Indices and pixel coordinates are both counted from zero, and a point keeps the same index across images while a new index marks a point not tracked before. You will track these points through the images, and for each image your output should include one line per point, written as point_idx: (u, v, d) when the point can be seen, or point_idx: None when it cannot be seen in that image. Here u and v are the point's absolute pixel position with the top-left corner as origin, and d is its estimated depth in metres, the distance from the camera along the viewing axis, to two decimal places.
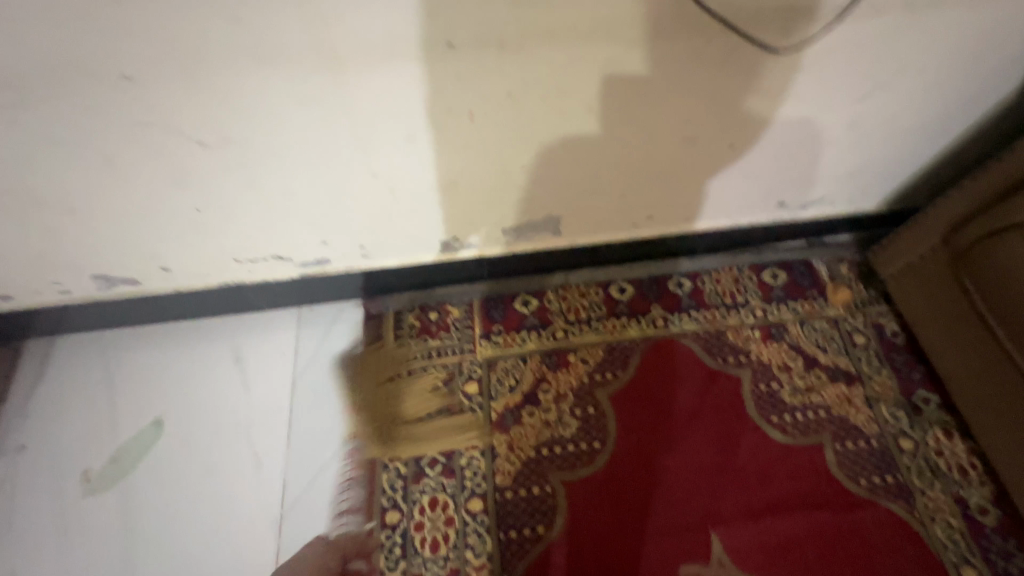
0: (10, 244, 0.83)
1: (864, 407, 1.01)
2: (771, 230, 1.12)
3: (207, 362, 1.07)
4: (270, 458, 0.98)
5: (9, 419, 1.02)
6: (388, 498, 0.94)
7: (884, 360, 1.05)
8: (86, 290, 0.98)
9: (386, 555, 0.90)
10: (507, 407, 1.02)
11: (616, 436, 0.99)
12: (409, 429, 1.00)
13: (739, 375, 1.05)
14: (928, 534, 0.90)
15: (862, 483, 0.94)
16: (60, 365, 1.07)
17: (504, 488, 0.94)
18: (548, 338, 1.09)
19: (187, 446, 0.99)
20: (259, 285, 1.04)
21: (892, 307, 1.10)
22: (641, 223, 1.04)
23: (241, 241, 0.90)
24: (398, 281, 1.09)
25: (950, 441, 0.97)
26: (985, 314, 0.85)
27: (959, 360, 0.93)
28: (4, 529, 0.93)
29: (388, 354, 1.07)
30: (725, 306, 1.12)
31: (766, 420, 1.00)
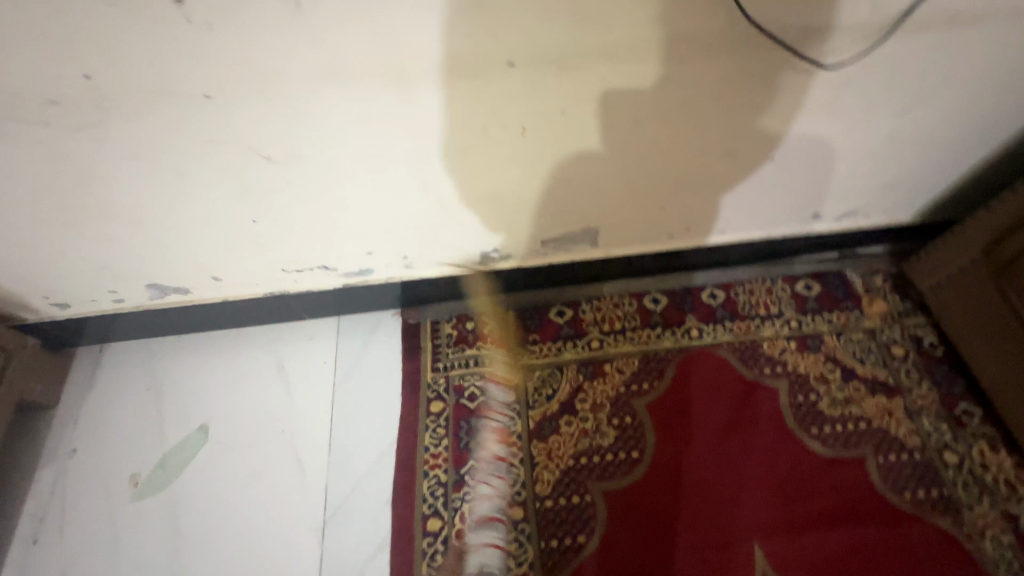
0: (76, 254, 0.87)
1: (905, 419, 1.00)
2: (805, 241, 1.13)
3: (251, 370, 1.10)
4: (312, 464, 1.00)
5: (60, 424, 1.06)
6: (429, 505, 0.95)
7: (924, 372, 1.05)
8: (139, 299, 1.02)
9: (428, 563, 0.90)
10: (545, 417, 1.03)
11: (655, 447, 0.99)
12: (449, 437, 1.01)
13: (776, 386, 1.05)
14: (977, 550, 0.89)
15: (906, 497, 0.93)
16: (110, 371, 1.10)
17: (543, 497, 0.95)
18: (583, 348, 1.10)
19: (231, 452, 1.02)
20: (303, 295, 1.07)
21: (930, 318, 1.10)
22: (677, 235, 1.05)
23: (290, 252, 0.93)
24: (435, 291, 1.12)
25: (996, 455, 0.96)
26: None
27: (1004, 373, 0.93)
28: (57, 531, 0.96)
29: (426, 363, 1.09)
30: (760, 317, 1.13)
31: (806, 432, 1.00)
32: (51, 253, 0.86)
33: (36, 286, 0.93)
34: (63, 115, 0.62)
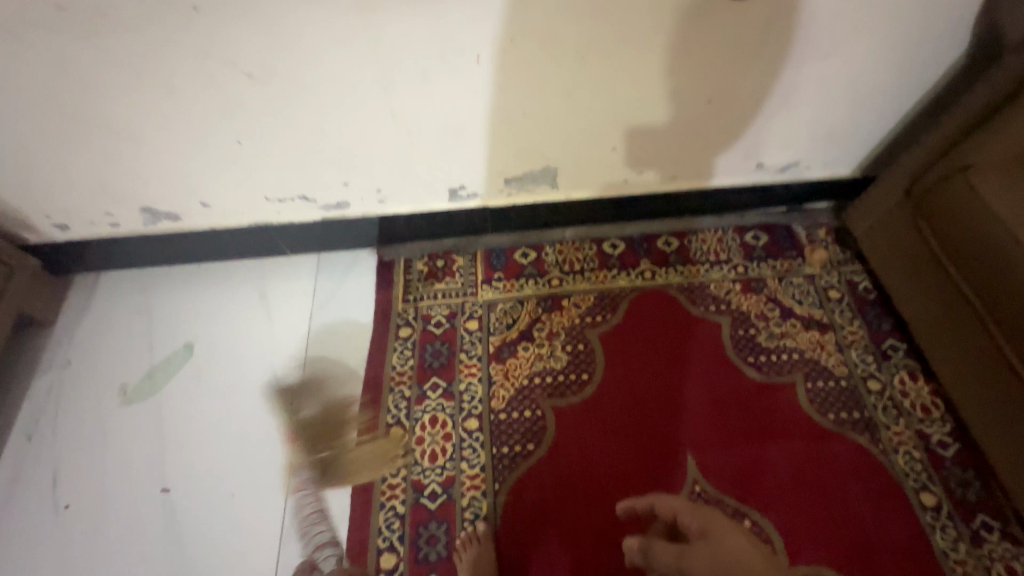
0: (75, 171, 0.95)
1: (835, 352, 1.09)
2: (753, 193, 1.22)
3: (236, 298, 1.18)
4: (288, 378, 1.08)
5: (56, 340, 1.13)
6: (393, 415, 1.03)
7: (856, 312, 1.13)
8: (134, 225, 1.10)
9: (389, 464, 0.98)
10: (504, 342, 1.11)
11: (603, 370, 1.08)
12: (415, 358, 1.09)
13: (719, 321, 1.13)
14: (890, 463, 0.97)
15: (831, 417, 1.02)
16: (104, 295, 1.19)
17: (499, 410, 1.03)
18: (543, 285, 1.18)
19: (214, 367, 1.10)
20: (285, 227, 1.15)
21: (866, 266, 1.18)
22: (631, 179, 1.14)
23: (272, 178, 1.02)
24: (410, 231, 1.20)
25: (915, 383, 1.04)
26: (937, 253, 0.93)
27: (922, 306, 1.01)
28: (50, 432, 1.03)
29: (398, 294, 1.18)
30: (710, 262, 1.21)
31: (743, 359, 1.08)
32: (55, 169, 0.95)
33: (40, 203, 1.02)
34: (70, 21, 0.72)
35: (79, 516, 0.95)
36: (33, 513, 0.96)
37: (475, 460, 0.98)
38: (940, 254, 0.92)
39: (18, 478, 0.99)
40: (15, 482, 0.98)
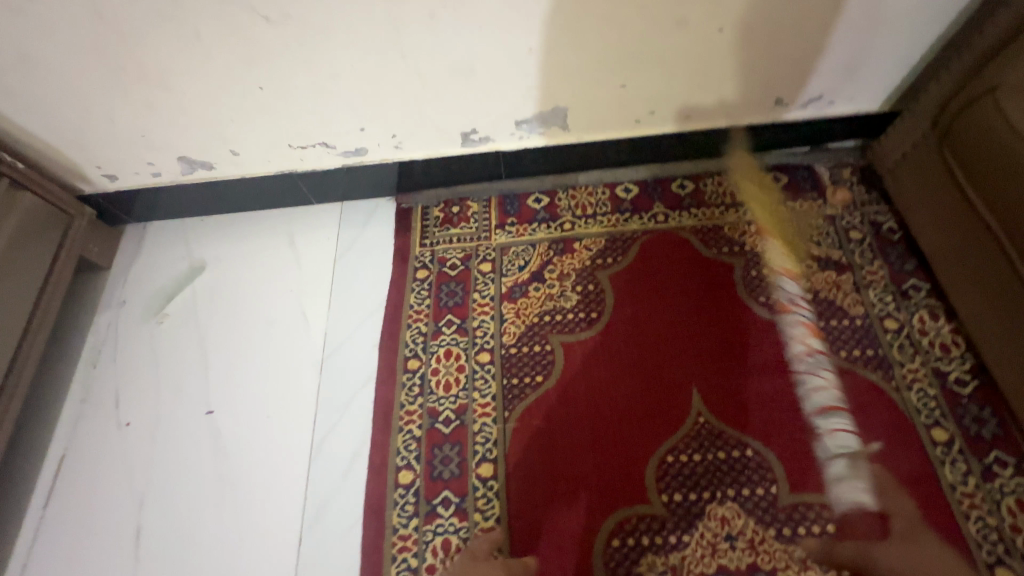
0: (118, 121, 1.04)
1: (853, 292, 1.07)
2: (773, 132, 1.18)
3: (268, 244, 1.27)
4: (315, 316, 1.16)
5: (113, 282, 1.25)
6: (410, 349, 1.09)
7: (877, 253, 1.10)
8: (173, 175, 1.19)
9: (407, 392, 1.05)
10: (517, 283, 1.15)
11: (612, 309, 1.10)
12: (431, 297, 1.15)
13: (732, 263, 1.13)
14: (902, 399, 0.96)
15: (842, 354, 1.01)
16: (152, 243, 1.30)
17: (510, 345, 1.08)
18: (556, 229, 1.21)
19: (251, 306, 1.19)
20: (309, 175, 1.22)
21: (891, 206, 1.14)
22: (643, 120, 1.13)
23: (294, 125, 1.07)
24: (426, 178, 1.25)
25: (935, 322, 1.02)
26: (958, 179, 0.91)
27: (944, 241, 0.98)
28: (111, 360, 1.15)
29: (416, 239, 1.23)
30: (725, 205, 1.20)
31: (754, 299, 1.08)
32: (100, 119, 1.03)
33: (90, 153, 1.11)
34: None
35: (137, 433, 1.07)
36: (98, 429, 1.08)
37: (487, 390, 1.04)
38: (962, 178, 0.90)
39: (86, 400, 1.11)
40: (84, 403, 1.11)
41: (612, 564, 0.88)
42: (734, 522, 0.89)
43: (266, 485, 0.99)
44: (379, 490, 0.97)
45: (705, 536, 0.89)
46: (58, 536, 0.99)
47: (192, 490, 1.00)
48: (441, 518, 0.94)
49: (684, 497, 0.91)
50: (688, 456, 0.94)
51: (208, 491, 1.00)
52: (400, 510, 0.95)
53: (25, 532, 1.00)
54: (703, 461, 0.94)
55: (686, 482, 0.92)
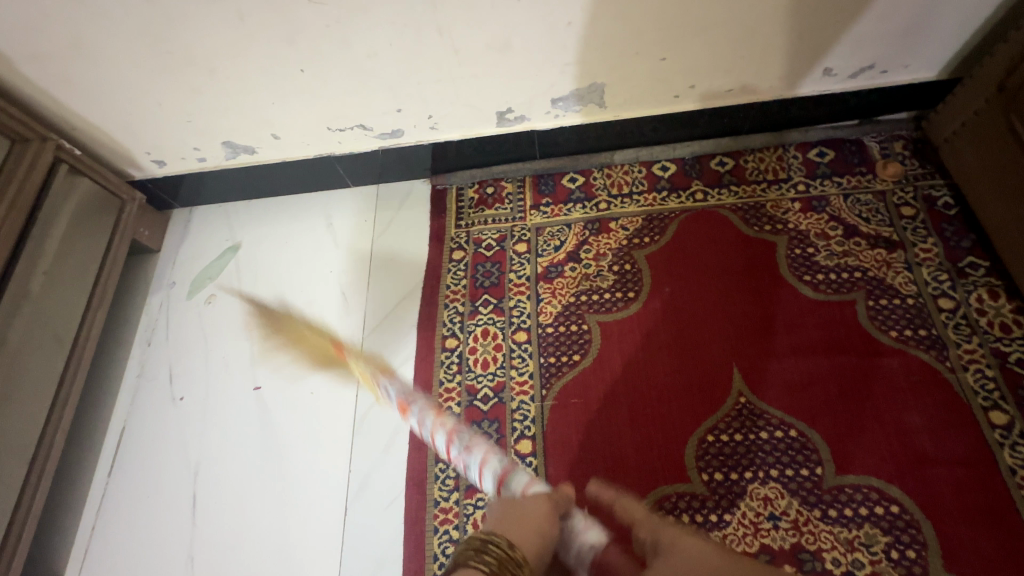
0: (166, 105, 1.07)
1: (904, 270, 1.02)
2: (819, 105, 1.13)
3: (307, 227, 1.30)
4: (354, 296, 1.19)
5: (162, 265, 1.31)
6: (448, 328, 1.11)
7: (931, 229, 1.05)
8: (217, 159, 1.23)
9: (445, 370, 1.07)
10: (552, 263, 1.15)
11: (650, 288, 1.09)
12: (467, 277, 1.16)
13: (774, 241, 1.10)
14: (957, 380, 0.92)
15: (892, 334, 0.97)
16: (198, 227, 1.34)
17: (547, 324, 1.08)
18: (591, 209, 1.19)
19: (293, 286, 1.23)
20: (346, 158, 1.24)
21: (947, 180, 1.09)
22: (683, 94, 1.10)
23: (333, 106, 1.09)
24: (460, 159, 1.25)
25: (995, 301, 0.97)
26: None
27: (1007, 214, 0.93)
28: (164, 339, 1.21)
29: (451, 220, 1.24)
30: (767, 182, 1.16)
31: (798, 278, 1.05)
32: (150, 105, 1.07)
33: (140, 139, 1.15)
34: None
35: (190, 407, 1.12)
36: (154, 403, 1.13)
37: (524, 369, 1.04)
38: None
39: (142, 376, 1.17)
40: (140, 379, 1.17)
41: None
42: (776, 503, 0.88)
43: (312, 457, 1.03)
44: (419, 465, 0.99)
45: (747, 516, 0.87)
46: (120, 501, 1.05)
47: (243, 461, 1.05)
48: (481, 492, 0.95)
49: (724, 476, 0.90)
50: (729, 435, 0.93)
51: (258, 462, 1.04)
52: (440, 484, 0.97)
53: (91, 498, 1.06)
54: (744, 440, 0.93)
55: (727, 461, 0.91)
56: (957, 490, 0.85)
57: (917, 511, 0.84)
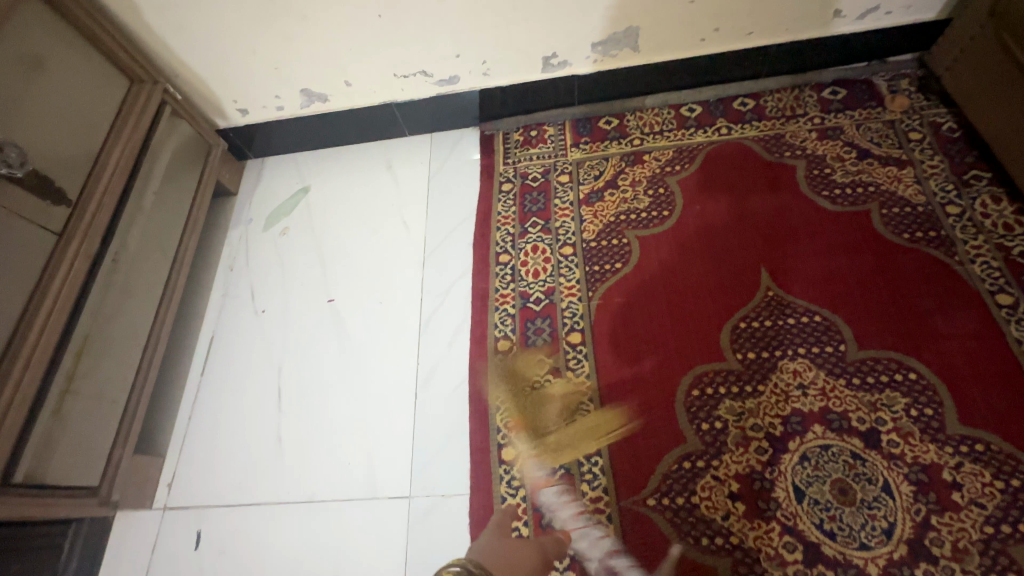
0: (259, 53, 1.24)
1: (913, 184, 1.14)
2: (831, 46, 1.27)
3: (369, 170, 1.45)
4: (414, 224, 1.33)
5: (240, 205, 1.46)
6: (501, 246, 1.24)
7: (938, 149, 1.17)
8: (294, 108, 1.39)
9: (501, 279, 1.19)
10: (593, 190, 1.28)
11: (683, 206, 1.21)
12: (516, 205, 1.29)
13: (793, 164, 1.22)
14: (965, 271, 1.03)
15: (905, 236, 1.08)
16: (271, 173, 1.51)
17: (590, 240, 1.21)
18: (627, 144, 1.33)
19: (358, 218, 1.37)
20: (406, 105, 1.39)
21: (950, 108, 1.21)
22: (708, 38, 1.25)
23: (400, 53, 1.25)
24: (507, 105, 1.40)
25: (997, 205, 1.08)
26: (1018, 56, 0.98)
27: (1002, 124, 1.05)
28: (244, 264, 1.35)
29: (500, 158, 1.38)
30: (786, 117, 1.29)
31: (817, 193, 1.17)
32: (244, 52, 1.24)
33: (231, 87, 1.33)
34: None
35: (271, 317, 1.25)
36: (238, 315, 1.27)
37: (572, 277, 1.16)
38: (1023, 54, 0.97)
39: (226, 294, 1.31)
40: (225, 296, 1.31)
41: (692, 409, 0.98)
42: (804, 375, 0.98)
43: (384, 353, 1.16)
44: (480, 355, 1.11)
45: (779, 385, 0.98)
46: (210, 396, 1.17)
47: (323, 358, 1.18)
48: (537, 376, 1.07)
49: (756, 354, 1.01)
50: (760, 322, 1.04)
51: (335, 359, 1.17)
52: (500, 370, 1.08)
53: (187, 394, 1.18)
54: (774, 326, 1.03)
55: (759, 345, 1.02)
56: (968, 359, 0.94)
57: (932, 376, 0.94)
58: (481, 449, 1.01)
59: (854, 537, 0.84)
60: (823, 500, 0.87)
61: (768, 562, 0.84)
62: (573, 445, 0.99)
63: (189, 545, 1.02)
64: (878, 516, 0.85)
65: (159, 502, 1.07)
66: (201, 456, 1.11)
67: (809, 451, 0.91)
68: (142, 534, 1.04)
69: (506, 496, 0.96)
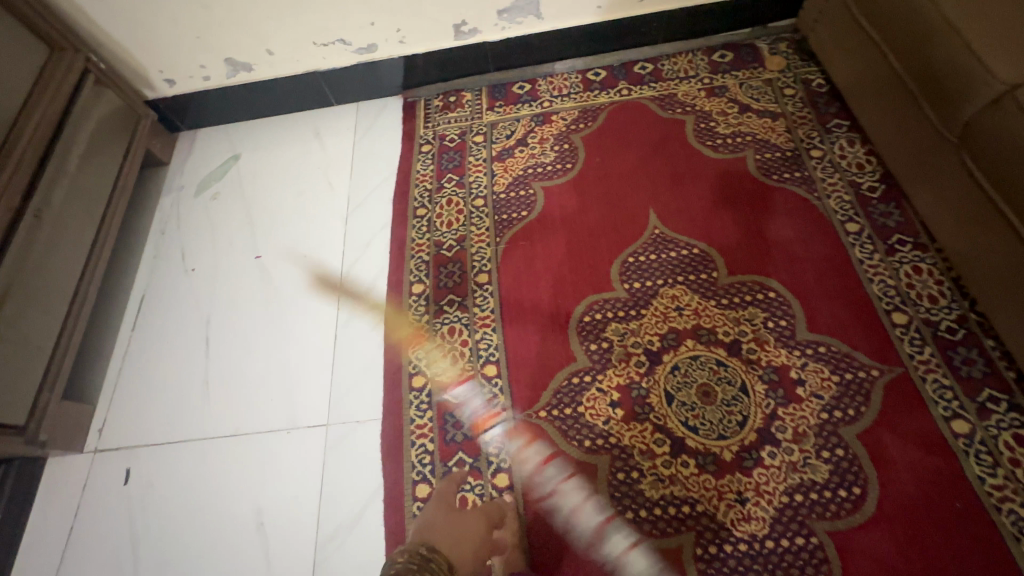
0: (179, 22, 1.30)
1: (784, 132, 1.27)
2: (716, 13, 1.40)
3: (298, 137, 1.52)
4: (339, 184, 1.41)
5: (172, 173, 1.51)
6: (419, 200, 1.33)
7: (807, 102, 1.30)
8: (220, 78, 1.45)
9: (418, 230, 1.28)
10: (505, 148, 1.38)
11: (584, 159, 1.32)
12: (434, 163, 1.38)
13: (683, 120, 1.34)
14: (822, 205, 1.16)
15: (774, 178, 1.21)
16: (201, 143, 1.56)
17: (500, 192, 1.30)
18: (537, 107, 1.43)
19: (287, 182, 1.44)
20: (330, 75, 1.47)
21: (819, 67, 1.35)
22: (604, 5, 1.36)
23: (317, 21, 1.32)
24: (426, 73, 1.49)
25: (853, 148, 1.22)
26: (855, 10, 1.12)
27: (850, 75, 1.19)
28: (175, 227, 1.40)
29: (421, 123, 1.47)
30: (679, 78, 1.41)
31: (702, 143, 1.29)
32: (164, 21, 1.29)
33: (156, 57, 1.38)
34: None
35: (200, 274, 1.31)
36: (168, 273, 1.33)
37: (482, 225, 1.26)
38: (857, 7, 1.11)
39: (157, 255, 1.36)
40: (156, 257, 1.36)
41: (583, 332, 1.09)
42: (681, 299, 1.10)
43: (307, 300, 1.23)
44: (396, 298, 1.19)
45: (659, 308, 1.09)
46: (140, 348, 1.23)
47: (248, 308, 1.24)
48: (447, 313, 1.16)
49: (641, 284, 1.12)
50: (646, 255, 1.16)
51: (260, 310, 1.24)
52: (414, 309, 1.17)
53: (118, 347, 1.24)
54: (657, 258, 1.15)
55: (644, 275, 1.13)
56: (818, 278, 1.08)
57: (788, 294, 1.07)
58: (394, 378, 1.10)
59: (713, 430, 0.96)
60: (689, 402, 0.99)
61: (640, 455, 0.96)
62: (476, 369, 1.08)
63: (119, 481, 1.08)
64: (734, 411, 0.97)
65: (90, 446, 1.13)
66: (130, 403, 1.16)
67: (680, 362, 1.03)
68: (72, 476, 1.10)
69: (413, 418, 1.05)
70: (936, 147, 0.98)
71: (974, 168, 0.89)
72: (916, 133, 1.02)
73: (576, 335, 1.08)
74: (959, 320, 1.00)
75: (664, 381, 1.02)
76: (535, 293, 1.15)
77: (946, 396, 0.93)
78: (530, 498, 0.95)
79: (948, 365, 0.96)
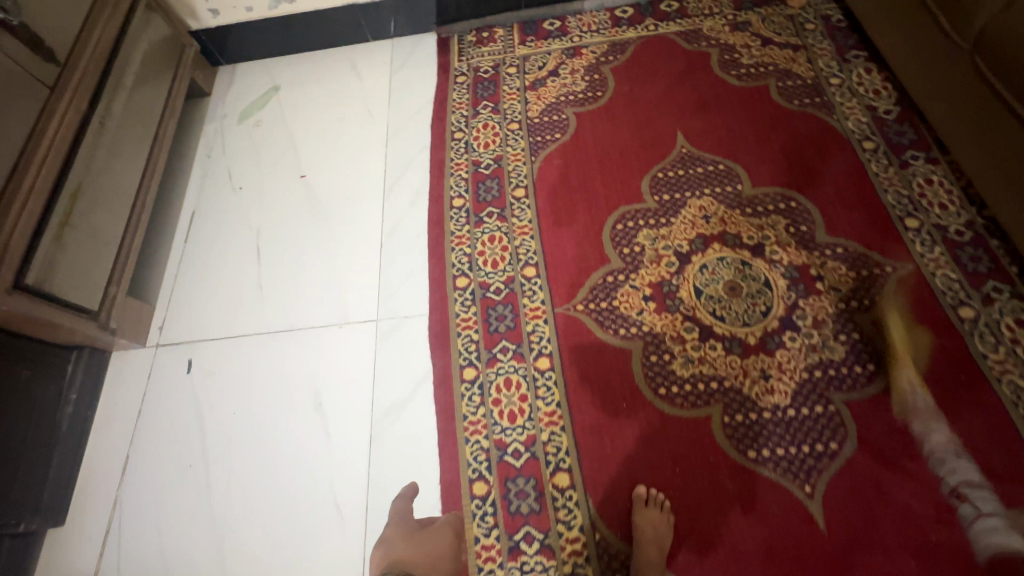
0: None
1: (805, 63, 1.34)
2: None
3: (336, 70, 1.58)
4: (378, 112, 1.47)
5: (214, 103, 1.57)
6: (456, 125, 1.39)
7: (827, 36, 1.37)
8: (262, 9, 1.51)
9: (456, 152, 1.35)
10: (537, 78, 1.44)
11: (614, 88, 1.39)
12: (469, 93, 1.45)
13: (708, 52, 1.41)
14: (840, 126, 1.23)
15: (796, 103, 1.28)
16: (241, 76, 1.62)
17: (533, 118, 1.37)
18: (567, 41, 1.50)
19: (327, 110, 1.50)
20: (368, 8, 1.52)
21: (839, 4, 1.41)
22: None
23: None
24: (460, 9, 1.54)
25: (869, 76, 1.29)
26: None
27: (870, 4, 1.25)
28: (220, 150, 1.47)
29: (455, 56, 1.53)
30: (704, 14, 1.47)
31: (727, 73, 1.36)
32: None
33: None
34: None
35: (247, 192, 1.38)
36: (217, 191, 1.39)
37: (517, 147, 1.33)
38: None
39: (205, 176, 1.43)
40: (203, 177, 1.42)
41: (616, 238, 1.16)
42: (708, 208, 1.17)
43: (350, 214, 1.30)
44: (438, 211, 1.26)
45: (687, 216, 1.17)
46: (194, 257, 1.30)
47: (296, 222, 1.31)
48: (487, 224, 1.23)
49: (670, 196, 1.20)
50: (674, 171, 1.23)
51: (307, 223, 1.31)
52: (455, 221, 1.24)
53: (172, 256, 1.31)
54: (685, 173, 1.22)
55: (672, 189, 1.21)
56: (837, 189, 1.16)
57: (808, 203, 1.15)
58: (439, 280, 1.17)
59: (738, 318, 1.04)
60: (716, 295, 1.07)
61: (671, 342, 1.04)
62: (517, 271, 1.16)
63: (182, 370, 1.16)
64: (758, 302, 1.05)
65: (152, 341, 1.20)
66: (187, 304, 1.24)
67: (708, 262, 1.11)
68: (136, 367, 1.17)
69: (458, 313, 1.13)
70: (951, 57, 1.04)
71: (985, 71, 0.95)
72: (931, 49, 1.09)
73: (610, 241, 1.16)
74: (967, 224, 1.08)
75: (693, 279, 1.09)
76: (569, 205, 1.22)
77: (953, 287, 1.02)
78: (570, 379, 1.03)
79: (956, 261, 1.04)
